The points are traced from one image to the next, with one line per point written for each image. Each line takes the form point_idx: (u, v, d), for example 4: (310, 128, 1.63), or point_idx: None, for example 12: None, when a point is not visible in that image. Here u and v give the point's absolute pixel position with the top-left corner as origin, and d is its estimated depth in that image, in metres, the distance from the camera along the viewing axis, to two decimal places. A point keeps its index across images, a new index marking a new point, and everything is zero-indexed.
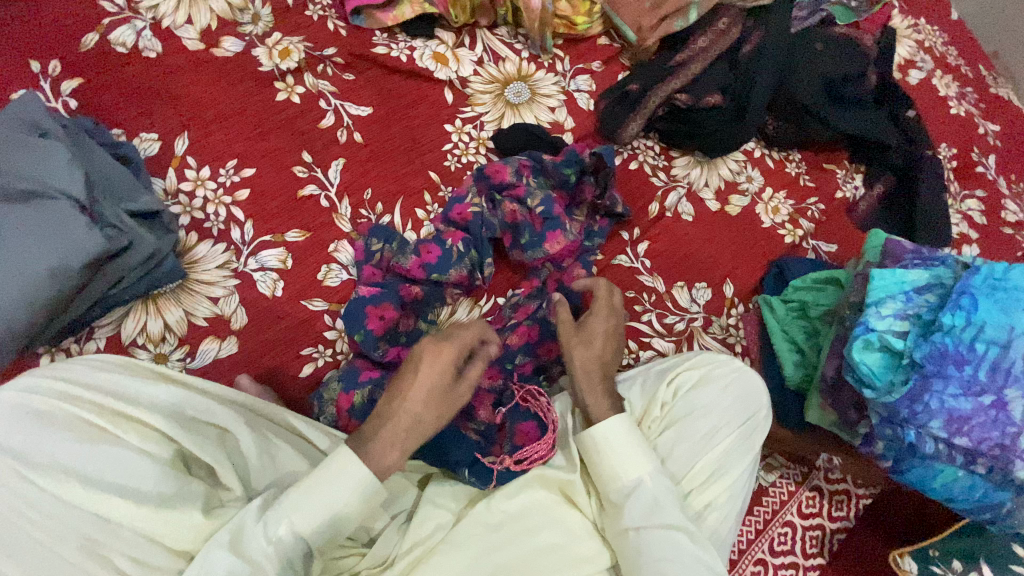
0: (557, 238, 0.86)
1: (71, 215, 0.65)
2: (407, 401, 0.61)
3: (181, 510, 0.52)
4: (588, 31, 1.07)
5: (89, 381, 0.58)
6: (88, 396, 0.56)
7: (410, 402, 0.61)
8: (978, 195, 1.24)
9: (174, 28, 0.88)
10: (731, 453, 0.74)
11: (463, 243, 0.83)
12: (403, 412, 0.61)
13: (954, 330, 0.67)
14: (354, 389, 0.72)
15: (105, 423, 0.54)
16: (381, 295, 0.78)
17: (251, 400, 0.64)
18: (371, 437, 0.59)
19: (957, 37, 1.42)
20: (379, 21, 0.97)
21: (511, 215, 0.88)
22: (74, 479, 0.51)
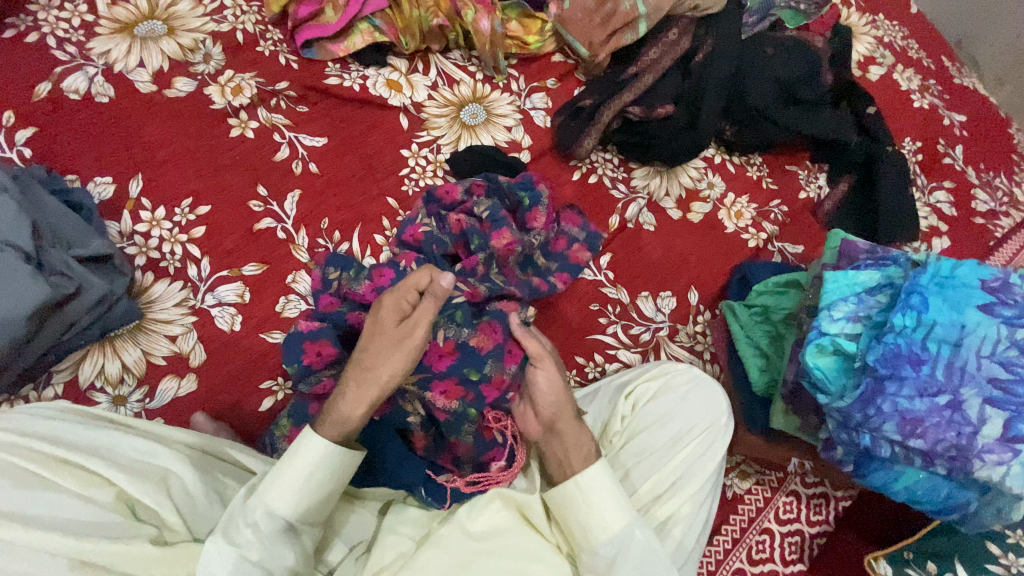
0: (503, 234, 0.84)
1: (16, 265, 0.66)
2: (358, 361, 0.63)
3: (124, 549, 0.51)
4: (540, 49, 1.09)
5: (31, 431, 0.57)
6: (29, 444, 0.55)
7: (360, 359, 0.64)
8: (946, 187, 1.24)
9: (126, 72, 0.90)
10: (693, 463, 0.73)
11: (417, 263, 0.83)
12: (357, 362, 0.64)
13: (906, 330, 0.66)
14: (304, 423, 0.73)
15: (45, 471, 0.54)
16: (320, 330, 0.74)
17: (197, 439, 0.63)
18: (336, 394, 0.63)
19: (918, 30, 1.42)
20: (331, 52, 0.98)
21: (459, 226, 0.87)
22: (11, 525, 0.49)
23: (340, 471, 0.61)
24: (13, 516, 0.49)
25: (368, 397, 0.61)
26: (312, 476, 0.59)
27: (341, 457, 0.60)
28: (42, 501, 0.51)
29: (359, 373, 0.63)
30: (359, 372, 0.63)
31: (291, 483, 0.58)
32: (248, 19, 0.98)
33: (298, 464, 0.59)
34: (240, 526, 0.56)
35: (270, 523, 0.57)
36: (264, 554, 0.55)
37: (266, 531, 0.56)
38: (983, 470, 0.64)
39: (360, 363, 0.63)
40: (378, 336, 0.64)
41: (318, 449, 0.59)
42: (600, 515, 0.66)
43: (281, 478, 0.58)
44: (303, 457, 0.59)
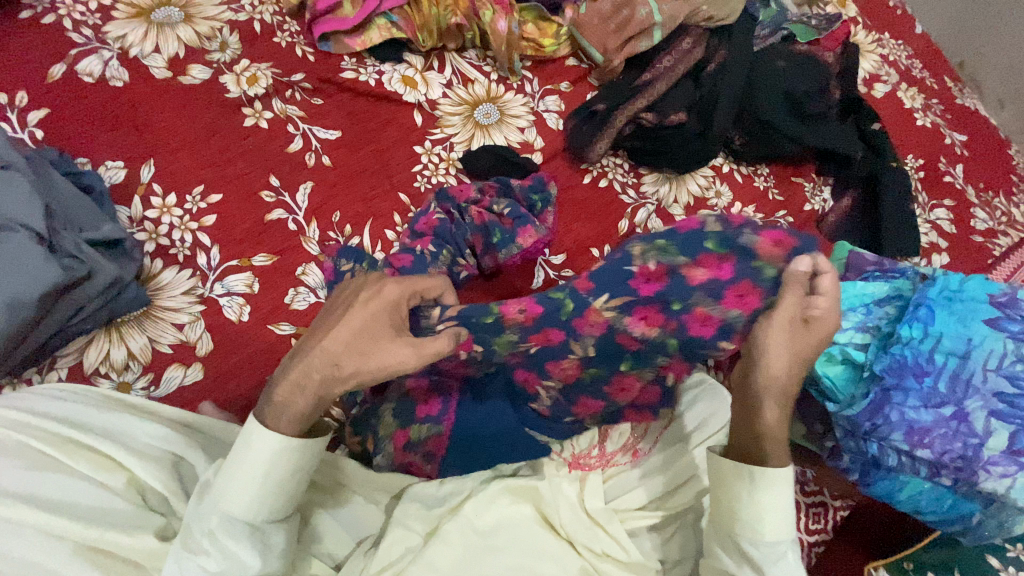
0: (528, 232, 0.88)
1: (27, 247, 0.65)
2: (324, 340, 0.55)
3: (132, 536, 0.50)
4: (555, 52, 1.09)
5: (43, 410, 0.57)
6: (41, 423, 0.55)
7: (327, 341, 0.54)
8: (947, 205, 1.26)
9: (142, 57, 0.89)
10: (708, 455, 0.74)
11: (434, 245, 0.85)
12: (320, 341, 0.55)
13: (912, 342, 0.68)
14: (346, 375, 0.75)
15: (56, 451, 0.53)
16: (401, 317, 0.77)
17: (195, 420, 0.63)
18: (284, 375, 0.55)
19: (922, 50, 1.45)
20: (347, 46, 0.98)
21: (478, 217, 0.90)
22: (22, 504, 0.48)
23: (303, 465, 0.54)
24: (24, 495, 0.49)
25: (324, 389, 0.54)
26: (270, 475, 0.53)
27: (298, 454, 0.54)
28: (52, 482, 0.51)
29: (326, 365, 0.54)
30: (325, 363, 0.54)
31: (251, 481, 0.52)
32: (266, 9, 0.98)
33: (258, 462, 0.52)
34: (196, 535, 0.51)
35: (228, 531, 0.51)
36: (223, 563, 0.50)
37: (224, 538, 0.51)
38: (988, 482, 0.64)
39: (328, 352, 0.54)
40: (356, 324, 0.55)
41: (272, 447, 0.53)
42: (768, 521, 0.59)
43: (238, 475, 0.52)
44: (252, 457, 0.52)
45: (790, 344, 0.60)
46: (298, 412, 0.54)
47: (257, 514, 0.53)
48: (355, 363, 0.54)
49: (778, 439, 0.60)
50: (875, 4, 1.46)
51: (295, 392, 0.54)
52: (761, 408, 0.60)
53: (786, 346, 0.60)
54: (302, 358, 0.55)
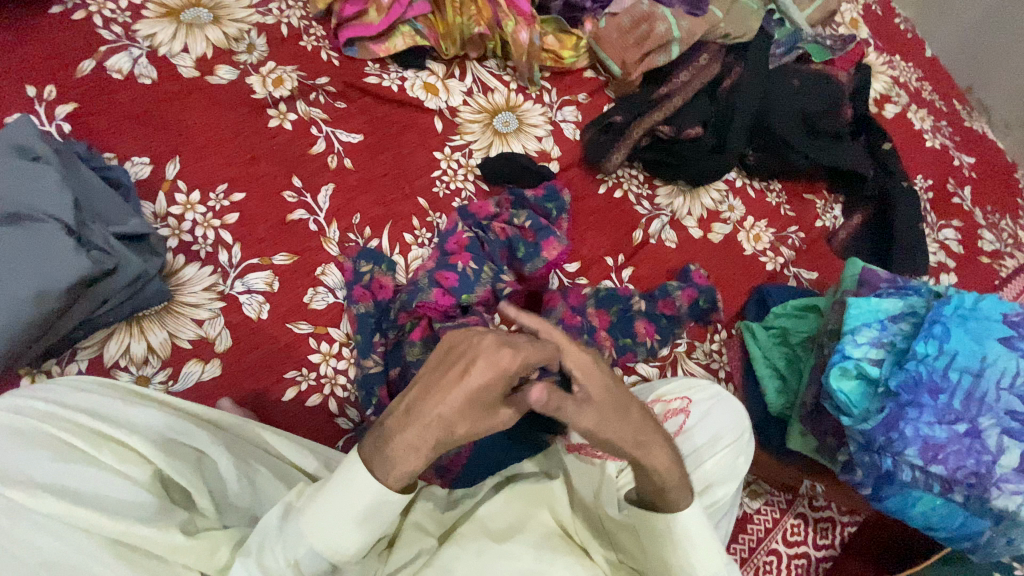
0: (552, 245, 0.90)
1: (58, 239, 0.66)
2: (440, 406, 0.50)
3: (160, 528, 0.50)
4: (573, 64, 1.11)
5: (70, 402, 0.57)
6: (68, 415, 0.55)
7: (443, 407, 0.50)
8: (955, 225, 1.27)
9: (170, 56, 0.91)
10: (716, 472, 0.73)
11: (475, 261, 0.85)
12: (436, 405, 0.50)
13: (928, 358, 0.68)
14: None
15: (83, 444, 0.53)
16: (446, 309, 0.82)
17: (222, 418, 0.64)
18: (390, 437, 0.52)
19: (932, 73, 1.47)
20: (371, 52, 1.00)
21: (502, 233, 0.90)
22: (51, 494, 0.49)
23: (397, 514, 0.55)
24: (52, 487, 0.49)
25: (429, 451, 0.52)
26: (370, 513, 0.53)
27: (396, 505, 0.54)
28: (80, 474, 0.51)
29: (439, 433, 0.51)
30: (440, 430, 0.50)
31: (345, 516, 0.52)
32: (293, 13, 0.99)
33: (352, 497, 0.52)
34: (279, 564, 0.52)
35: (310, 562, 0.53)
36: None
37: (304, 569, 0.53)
38: (1000, 499, 0.65)
39: (443, 419, 0.50)
40: (472, 390, 0.50)
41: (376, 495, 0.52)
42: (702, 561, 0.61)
43: (329, 505, 0.52)
44: (355, 500, 0.52)
45: (609, 412, 0.54)
46: (405, 471, 0.52)
47: (342, 554, 0.54)
48: (470, 430, 0.51)
49: (681, 480, 0.59)
50: (887, 26, 1.49)
51: (407, 452, 0.51)
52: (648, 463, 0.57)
53: (574, 416, 0.53)
54: (415, 424, 0.51)
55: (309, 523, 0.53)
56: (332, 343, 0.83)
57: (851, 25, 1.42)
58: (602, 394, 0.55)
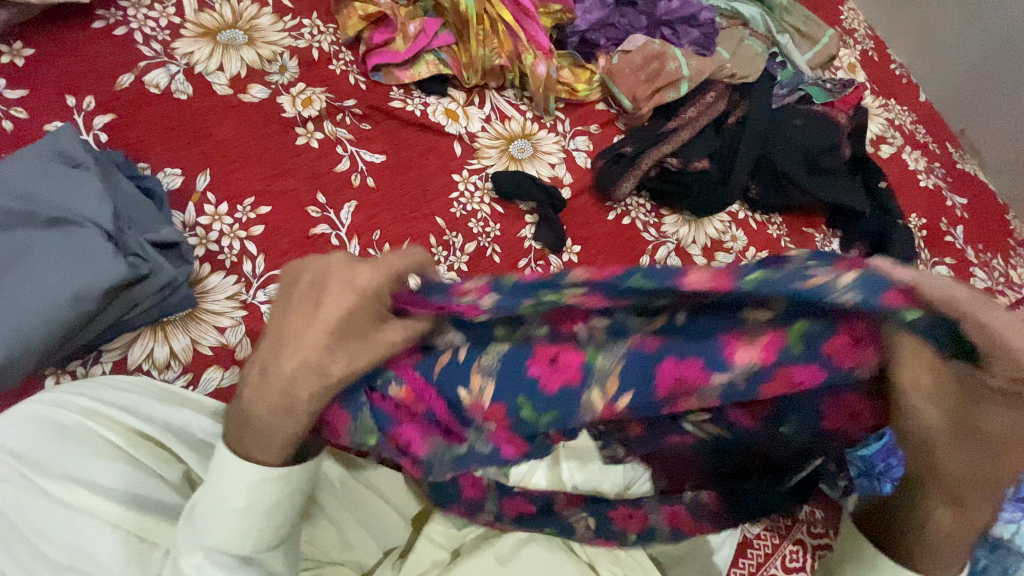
0: None
1: (98, 244, 0.69)
2: (301, 345, 0.50)
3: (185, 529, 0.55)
4: (587, 97, 1.17)
5: (105, 397, 0.61)
6: (103, 411, 0.60)
7: (305, 346, 0.50)
8: (948, 262, 1.32)
9: (206, 74, 0.95)
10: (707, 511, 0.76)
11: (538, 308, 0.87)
12: (293, 347, 0.50)
13: None
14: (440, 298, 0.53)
15: (121, 441, 0.58)
16: None
17: None
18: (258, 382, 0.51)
19: (925, 117, 1.54)
20: (397, 78, 1.05)
21: None
22: (86, 489, 0.54)
23: (291, 494, 0.54)
24: (88, 482, 0.54)
25: (306, 389, 0.50)
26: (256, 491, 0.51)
27: (286, 487, 0.53)
28: (116, 470, 0.56)
29: (311, 372, 0.50)
30: (311, 369, 0.49)
31: (233, 505, 0.51)
32: (324, 38, 1.04)
33: (235, 485, 0.51)
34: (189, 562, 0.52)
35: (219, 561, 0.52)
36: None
37: (214, 572, 0.52)
38: (996, 527, 0.67)
39: (309, 362, 0.49)
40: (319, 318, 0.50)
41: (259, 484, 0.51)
42: None
43: (225, 494, 0.51)
44: (233, 487, 0.51)
45: (990, 455, 0.46)
46: (291, 412, 0.50)
47: (247, 542, 0.53)
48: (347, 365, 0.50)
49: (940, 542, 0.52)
50: (882, 71, 1.56)
51: (270, 405, 0.50)
52: (931, 501, 0.51)
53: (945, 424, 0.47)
54: (275, 361, 0.50)
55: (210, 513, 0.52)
56: None
57: (849, 69, 1.49)
58: (1018, 450, 0.45)
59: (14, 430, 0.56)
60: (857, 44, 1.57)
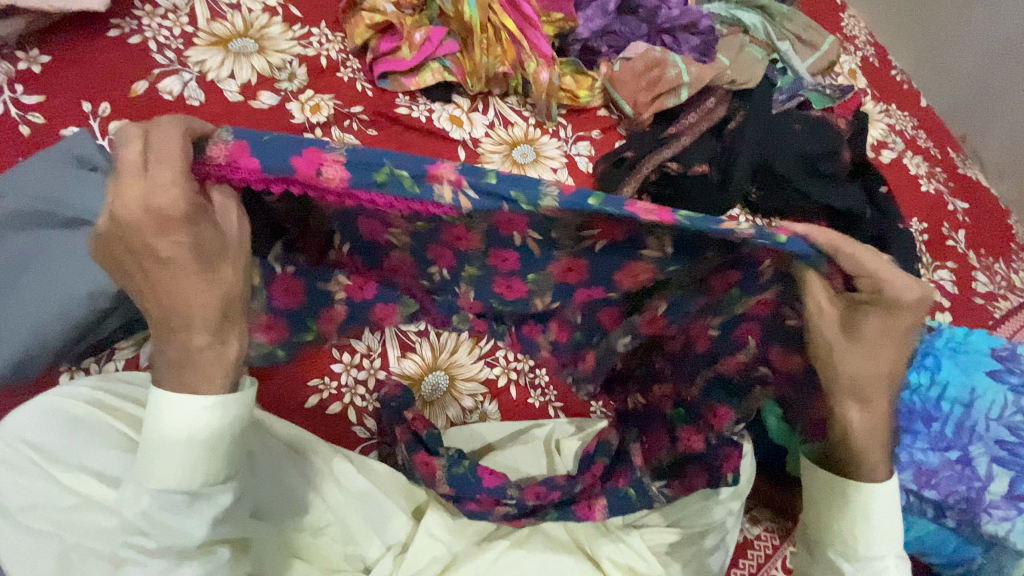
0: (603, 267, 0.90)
1: None
2: (187, 293, 0.47)
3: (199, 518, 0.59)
4: (589, 103, 1.19)
5: (118, 391, 0.64)
6: (114, 404, 0.62)
7: (192, 291, 0.47)
8: (950, 267, 1.32)
9: (218, 81, 0.98)
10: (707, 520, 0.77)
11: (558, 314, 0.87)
12: (172, 297, 0.47)
13: (921, 388, 0.73)
14: (372, 187, 0.47)
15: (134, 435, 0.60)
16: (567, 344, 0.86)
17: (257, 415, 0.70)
18: (167, 335, 0.48)
19: (926, 123, 1.55)
20: (402, 85, 1.07)
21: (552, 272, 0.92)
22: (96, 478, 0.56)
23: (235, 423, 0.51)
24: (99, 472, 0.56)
25: (215, 320, 0.48)
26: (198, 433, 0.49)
27: (229, 419, 0.50)
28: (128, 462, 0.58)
29: (215, 304, 0.48)
30: (214, 306, 0.48)
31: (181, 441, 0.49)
32: (332, 47, 1.07)
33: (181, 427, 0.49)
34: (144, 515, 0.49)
35: (166, 503, 0.49)
36: (166, 535, 0.50)
37: (162, 514, 0.49)
38: (989, 525, 0.68)
39: (207, 300, 0.47)
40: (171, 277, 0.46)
41: (196, 416, 0.49)
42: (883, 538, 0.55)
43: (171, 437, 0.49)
44: (177, 428, 0.49)
45: (863, 348, 0.51)
46: (211, 345, 0.49)
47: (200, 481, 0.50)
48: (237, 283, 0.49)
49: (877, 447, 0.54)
50: (883, 77, 1.58)
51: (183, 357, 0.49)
52: (840, 411, 0.54)
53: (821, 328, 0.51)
54: (170, 313, 0.47)
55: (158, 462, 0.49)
56: (353, 355, 0.86)
57: (850, 75, 1.51)
58: (889, 370, 0.51)
59: (32, 421, 0.58)
60: (858, 50, 1.59)
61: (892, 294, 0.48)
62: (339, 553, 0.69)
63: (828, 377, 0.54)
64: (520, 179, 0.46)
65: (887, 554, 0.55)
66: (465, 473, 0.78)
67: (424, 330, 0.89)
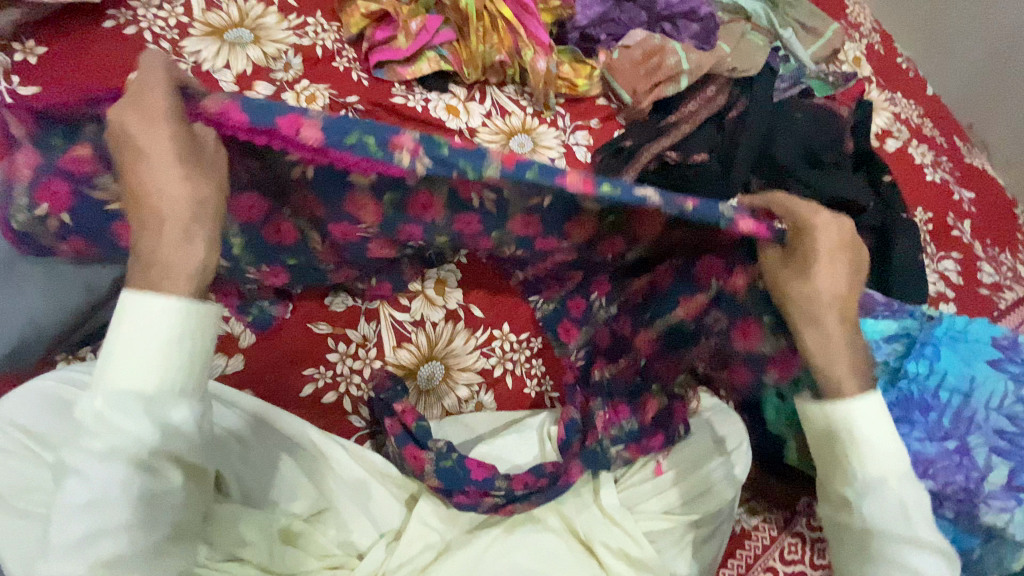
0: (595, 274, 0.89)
1: None
2: (163, 188, 0.51)
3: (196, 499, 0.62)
4: (587, 92, 1.17)
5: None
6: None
7: (167, 185, 0.51)
8: (954, 257, 1.31)
9: (213, 71, 0.97)
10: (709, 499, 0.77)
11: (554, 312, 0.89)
12: (152, 210, 0.51)
13: (918, 377, 0.73)
14: (342, 148, 0.50)
15: None
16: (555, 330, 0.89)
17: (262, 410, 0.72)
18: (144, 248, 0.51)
19: (932, 111, 1.53)
20: (398, 74, 1.06)
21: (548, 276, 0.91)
22: None
23: (194, 332, 0.50)
24: None
25: (184, 223, 0.51)
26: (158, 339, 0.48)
27: (195, 336, 0.50)
28: None
29: (189, 206, 0.52)
30: (187, 205, 0.51)
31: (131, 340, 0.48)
32: (327, 37, 1.07)
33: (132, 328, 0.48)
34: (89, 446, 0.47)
35: (121, 407, 0.47)
36: (117, 440, 0.47)
37: (115, 414, 0.47)
38: (988, 516, 0.67)
39: (181, 199, 0.51)
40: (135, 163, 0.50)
41: (165, 317, 0.48)
42: (881, 454, 0.57)
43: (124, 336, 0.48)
44: (133, 332, 0.48)
45: (801, 273, 0.61)
46: (183, 248, 0.51)
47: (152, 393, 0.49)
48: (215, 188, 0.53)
49: (853, 369, 0.60)
50: (889, 65, 1.55)
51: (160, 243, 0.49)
52: (799, 333, 0.62)
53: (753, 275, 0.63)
54: (148, 213, 0.51)
55: (114, 363, 0.48)
56: (349, 345, 0.87)
57: (854, 63, 1.48)
58: (843, 292, 0.60)
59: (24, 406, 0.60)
60: (863, 38, 1.56)
61: (809, 224, 0.60)
62: (331, 540, 0.69)
63: (782, 300, 0.63)
64: (471, 150, 0.52)
65: (889, 476, 0.57)
66: (453, 467, 0.76)
67: (420, 321, 0.90)
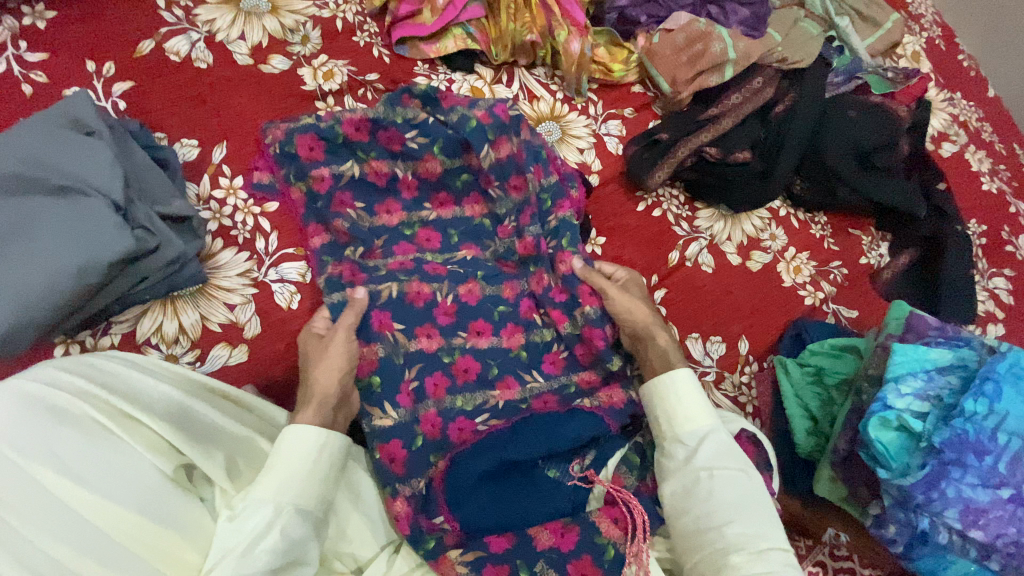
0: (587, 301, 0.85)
1: (104, 213, 0.68)
2: (313, 391, 0.69)
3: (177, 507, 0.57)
4: (622, 78, 1.09)
5: (123, 389, 0.61)
6: (111, 400, 0.59)
7: (317, 390, 0.69)
8: (1007, 274, 1.21)
9: (227, 42, 0.92)
10: None
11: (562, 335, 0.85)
12: (306, 384, 0.70)
13: (976, 417, 0.65)
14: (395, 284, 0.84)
15: (112, 424, 0.57)
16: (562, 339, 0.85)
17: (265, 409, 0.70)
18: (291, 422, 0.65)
19: (993, 114, 1.41)
20: (422, 52, 1.00)
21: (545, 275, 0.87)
22: (73, 483, 0.53)
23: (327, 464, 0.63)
24: (70, 470, 0.53)
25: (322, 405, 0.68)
26: (306, 466, 0.61)
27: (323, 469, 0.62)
28: (101, 454, 0.55)
29: (326, 407, 0.67)
30: (322, 408, 0.67)
31: (291, 470, 0.60)
32: (348, 9, 1.00)
33: (291, 456, 0.61)
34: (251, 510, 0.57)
35: (293, 524, 0.58)
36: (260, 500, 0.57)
37: (288, 529, 0.57)
38: None
39: (321, 400, 0.68)
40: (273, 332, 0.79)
41: (314, 438, 0.63)
42: None
43: (303, 452, 0.62)
44: (295, 459, 0.61)
45: None
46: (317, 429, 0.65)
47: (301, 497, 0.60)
48: (337, 375, 0.71)
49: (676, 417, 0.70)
50: (949, 61, 1.43)
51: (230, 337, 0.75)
52: None
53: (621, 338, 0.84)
54: (302, 411, 0.67)
55: (284, 472, 0.60)
56: None
57: (913, 58, 1.37)
58: None
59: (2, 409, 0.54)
60: (924, 31, 1.44)
61: None
62: (331, 552, 0.66)
63: None
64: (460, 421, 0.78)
65: None
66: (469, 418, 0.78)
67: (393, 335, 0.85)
